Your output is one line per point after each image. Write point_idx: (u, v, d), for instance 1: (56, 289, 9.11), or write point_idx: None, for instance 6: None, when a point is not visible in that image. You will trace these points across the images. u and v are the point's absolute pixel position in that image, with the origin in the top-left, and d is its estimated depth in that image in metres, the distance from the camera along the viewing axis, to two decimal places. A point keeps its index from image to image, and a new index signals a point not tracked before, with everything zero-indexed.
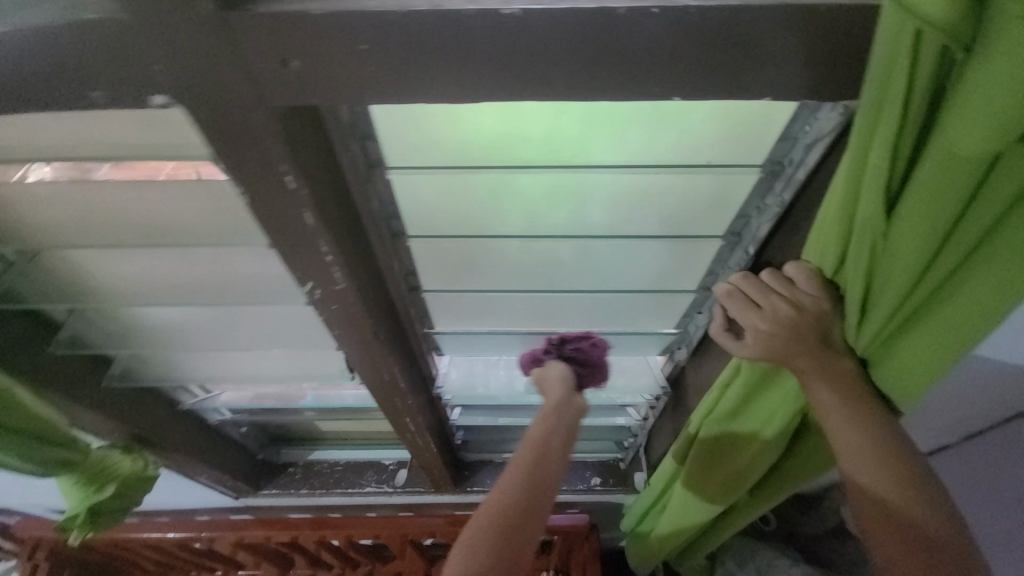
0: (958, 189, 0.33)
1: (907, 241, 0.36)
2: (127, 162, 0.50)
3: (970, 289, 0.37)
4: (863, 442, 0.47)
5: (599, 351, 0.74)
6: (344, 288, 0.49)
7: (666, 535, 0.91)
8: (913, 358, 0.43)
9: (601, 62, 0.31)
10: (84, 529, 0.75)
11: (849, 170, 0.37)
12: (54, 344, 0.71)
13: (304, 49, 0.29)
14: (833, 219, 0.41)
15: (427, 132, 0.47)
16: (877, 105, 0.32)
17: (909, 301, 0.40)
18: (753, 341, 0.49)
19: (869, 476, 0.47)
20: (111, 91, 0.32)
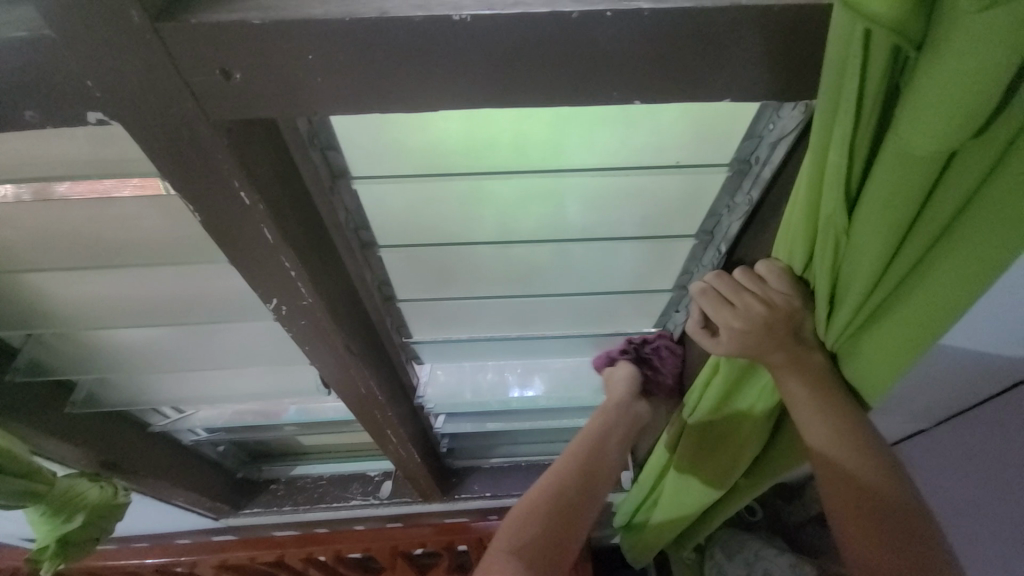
0: (914, 188, 0.33)
1: (868, 239, 0.37)
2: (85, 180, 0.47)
3: (931, 286, 0.37)
4: (832, 434, 0.47)
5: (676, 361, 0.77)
6: (312, 304, 0.47)
7: (661, 526, 0.92)
8: (879, 354, 0.44)
9: (560, 67, 0.30)
10: (54, 560, 0.71)
11: (812, 169, 0.37)
12: (11, 372, 0.67)
13: (247, 59, 0.28)
14: (799, 216, 0.41)
15: (391, 140, 0.45)
16: (833, 105, 0.32)
17: (873, 298, 0.40)
18: (727, 338, 0.50)
19: (839, 468, 0.48)
20: (45, 110, 0.30)
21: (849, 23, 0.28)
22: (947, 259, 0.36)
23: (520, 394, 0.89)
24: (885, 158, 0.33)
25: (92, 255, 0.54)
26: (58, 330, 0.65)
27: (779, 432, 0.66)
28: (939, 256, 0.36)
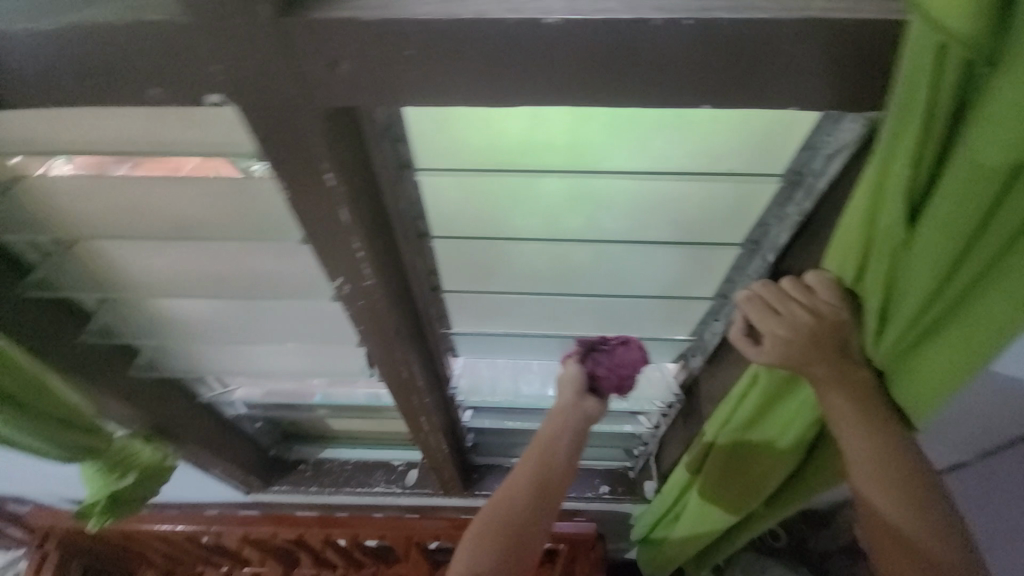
0: (980, 203, 0.34)
1: (928, 254, 0.37)
2: (148, 159, 0.55)
3: (991, 303, 0.38)
4: (871, 452, 0.47)
5: (628, 354, 0.63)
6: (371, 284, 0.51)
7: (682, 541, 0.91)
8: (930, 372, 0.43)
9: (637, 71, 0.32)
10: (104, 516, 0.77)
11: (872, 181, 0.38)
12: (84, 332, 0.72)
13: (350, 52, 0.31)
14: (854, 229, 0.41)
15: (457, 135, 0.48)
16: (901, 116, 0.33)
17: (928, 313, 0.41)
18: (769, 347, 0.49)
19: (880, 482, 0.48)
20: (168, 89, 0.34)
21: (925, 37, 0.29)
22: (1008, 276, 0.36)
23: (550, 393, 0.91)
24: (951, 173, 0.34)
25: (169, 228, 0.58)
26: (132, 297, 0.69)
27: (813, 450, 0.65)
28: (1001, 273, 0.36)
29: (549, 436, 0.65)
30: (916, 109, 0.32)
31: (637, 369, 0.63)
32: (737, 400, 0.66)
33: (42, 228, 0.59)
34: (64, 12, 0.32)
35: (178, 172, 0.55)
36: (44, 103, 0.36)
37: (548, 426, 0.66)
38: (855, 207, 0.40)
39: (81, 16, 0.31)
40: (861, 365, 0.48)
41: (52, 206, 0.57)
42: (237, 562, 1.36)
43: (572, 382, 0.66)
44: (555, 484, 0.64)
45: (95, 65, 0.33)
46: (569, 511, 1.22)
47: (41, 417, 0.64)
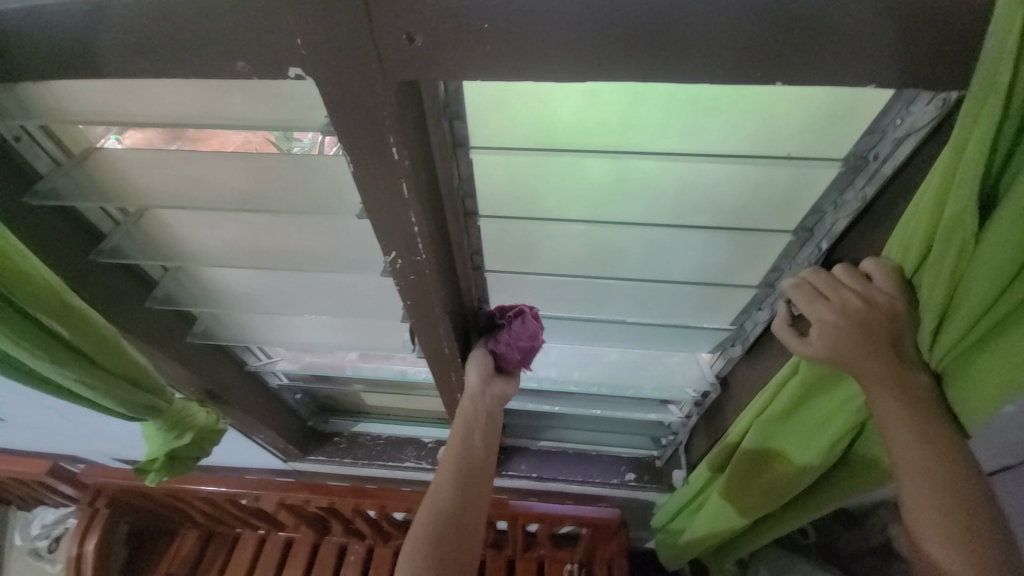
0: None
1: (1001, 247, 0.36)
2: (193, 136, 0.63)
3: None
4: (914, 454, 0.46)
5: (526, 329, 0.71)
6: (424, 260, 0.52)
7: (698, 537, 0.90)
8: (992, 373, 0.42)
9: (710, 48, 0.32)
10: (162, 472, 0.82)
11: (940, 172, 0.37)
12: (150, 299, 0.76)
13: (429, 27, 0.32)
14: (920, 225, 0.40)
15: (514, 113, 0.49)
16: (980, 104, 0.33)
17: (996, 311, 0.39)
18: (818, 338, 0.49)
19: (926, 488, 0.46)
20: (252, 62, 0.35)
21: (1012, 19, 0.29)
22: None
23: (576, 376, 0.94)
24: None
25: (232, 199, 0.60)
26: (181, 265, 0.70)
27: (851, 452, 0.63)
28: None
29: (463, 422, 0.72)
30: (996, 94, 0.32)
31: (534, 339, 0.71)
32: (774, 391, 0.65)
33: (110, 195, 0.60)
34: None
35: (223, 147, 0.63)
36: (133, 75, 0.38)
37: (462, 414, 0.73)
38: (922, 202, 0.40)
39: None
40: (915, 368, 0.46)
41: (122, 176, 0.60)
42: (272, 527, 1.43)
43: (480, 368, 0.73)
44: (480, 467, 0.70)
45: (186, 39, 0.35)
46: (594, 497, 1.23)
47: (115, 376, 0.64)
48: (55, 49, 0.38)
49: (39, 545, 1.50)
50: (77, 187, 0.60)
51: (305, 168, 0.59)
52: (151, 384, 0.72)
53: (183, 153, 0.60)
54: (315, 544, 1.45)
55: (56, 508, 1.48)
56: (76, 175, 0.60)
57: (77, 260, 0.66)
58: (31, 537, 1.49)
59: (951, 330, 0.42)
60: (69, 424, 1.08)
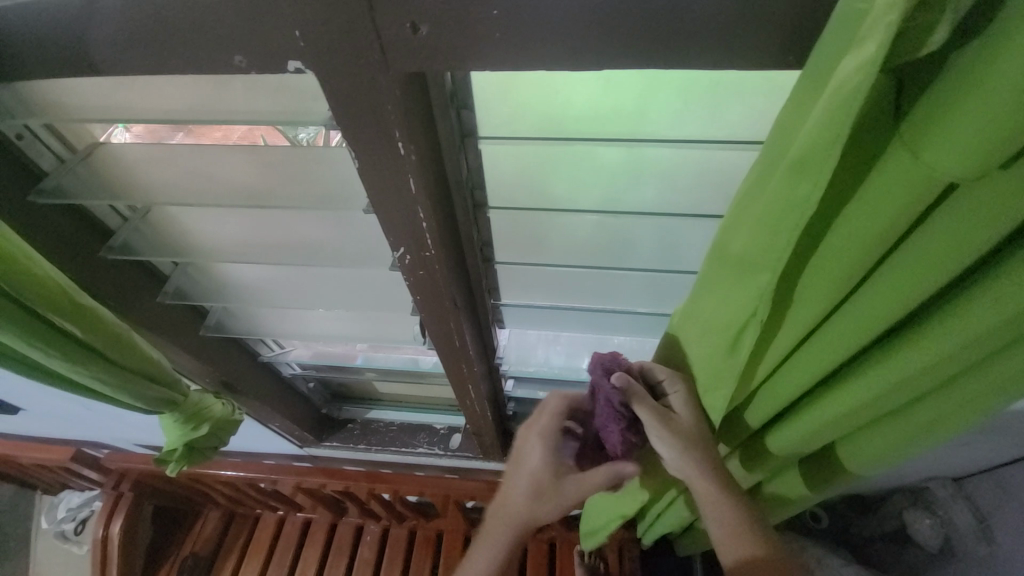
0: (898, 217, 0.29)
1: (828, 268, 0.33)
2: (198, 129, 0.62)
3: (868, 320, 0.35)
4: (714, 503, 0.55)
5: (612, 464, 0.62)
6: (432, 256, 0.51)
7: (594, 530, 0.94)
8: (803, 375, 0.43)
9: (737, 32, 0.29)
10: (181, 461, 0.83)
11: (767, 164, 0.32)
12: (162, 294, 0.76)
13: (434, 14, 0.30)
14: (746, 235, 0.35)
15: (524, 101, 0.47)
16: (825, 115, 0.25)
17: (801, 322, 0.38)
18: (681, 407, 0.53)
19: (719, 521, 0.55)
20: (250, 56, 0.33)
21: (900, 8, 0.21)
22: (896, 299, 0.33)
23: (579, 364, 0.92)
24: (891, 170, 0.28)
25: (236, 194, 0.59)
26: (191, 259, 0.70)
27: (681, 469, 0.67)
28: (881, 287, 0.33)
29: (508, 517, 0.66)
30: (833, 101, 0.24)
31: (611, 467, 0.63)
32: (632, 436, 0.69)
33: (117, 192, 0.59)
34: None
35: (224, 140, 0.62)
36: (130, 72, 0.36)
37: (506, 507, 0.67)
38: (755, 203, 0.33)
39: None
40: (726, 374, 0.45)
41: (126, 173, 0.59)
42: (291, 508, 1.48)
43: (569, 484, 0.62)
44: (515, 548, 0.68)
45: (179, 32, 0.33)
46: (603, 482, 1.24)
47: (128, 372, 0.64)
48: (49, 45, 0.36)
49: (66, 528, 1.56)
50: (84, 185, 0.59)
51: (311, 161, 0.58)
52: (170, 379, 0.73)
53: (187, 147, 0.60)
54: (332, 525, 1.49)
55: (82, 492, 1.54)
56: (82, 171, 0.59)
57: (88, 258, 0.65)
58: (59, 519, 1.56)
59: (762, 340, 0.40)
60: (92, 413, 1.11)
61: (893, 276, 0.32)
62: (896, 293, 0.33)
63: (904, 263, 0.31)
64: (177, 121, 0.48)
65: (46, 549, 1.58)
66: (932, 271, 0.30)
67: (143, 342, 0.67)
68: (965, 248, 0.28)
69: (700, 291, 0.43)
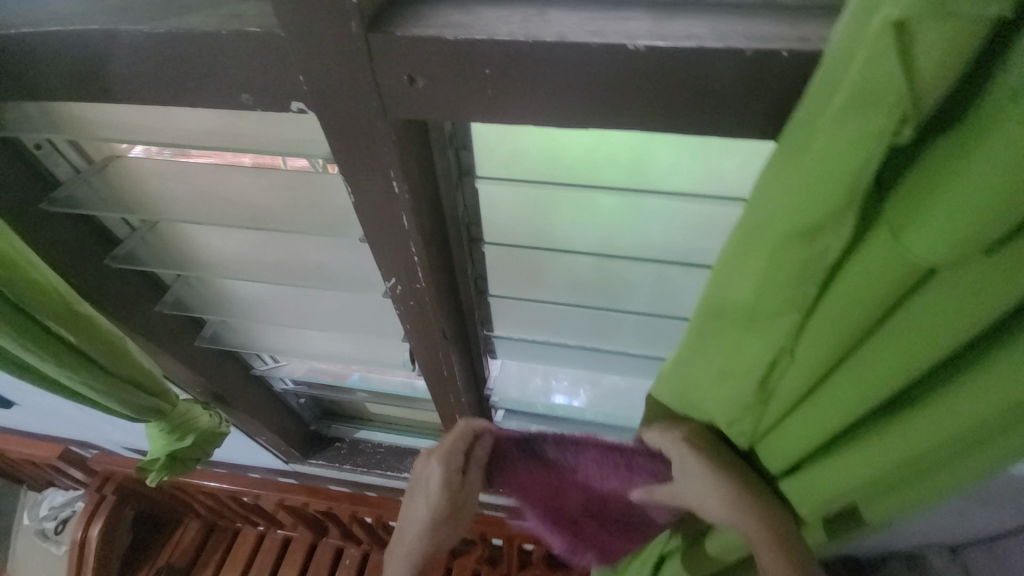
0: (886, 285, 0.29)
1: (821, 331, 0.33)
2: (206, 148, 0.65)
3: (860, 391, 0.35)
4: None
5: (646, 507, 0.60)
6: (423, 288, 0.52)
7: None
8: (799, 438, 0.41)
9: (719, 104, 0.30)
10: (162, 472, 0.82)
11: (748, 235, 0.31)
12: (161, 304, 0.77)
13: (430, 68, 0.31)
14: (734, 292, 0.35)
15: (522, 145, 0.48)
16: (811, 181, 0.26)
17: (792, 382, 0.38)
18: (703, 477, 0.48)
19: None
20: (256, 94, 0.35)
21: (871, 94, 0.22)
22: (895, 368, 0.32)
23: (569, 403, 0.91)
24: (875, 244, 0.28)
25: (239, 214, 0.60)
26: (199, 273, 0.71)
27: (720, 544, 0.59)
28: (878, 357, 0.33)
29: (408, 542, 0.62)
30: (822, 170, 0.25)
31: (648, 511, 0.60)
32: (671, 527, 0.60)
33: (128, 205, 0.61)
34: (164, 18, 0.33)
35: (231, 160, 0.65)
36: (142, 101, 0.38)
37: (405, 532, 0.62)
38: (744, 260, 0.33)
39: (178, 23, 0.33)
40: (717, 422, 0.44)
41: (136, 188, 0.61)
42: (272, 525, 1.45)
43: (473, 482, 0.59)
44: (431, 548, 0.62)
45: (187, 70, 0.34)
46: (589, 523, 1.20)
47: (119, 381, 0.65)
48: (66, 74, 0.37)
49: (46, 527, 1.55)
50: (96, 196, 0.61)
51: (314, 187, 0.60)
52: (159, 387, 0.72)
53: (198, 166, 0.62)
54: (312, 545, 1.46)
55: (66, 492, 1.54)
56: (96, 183, 0.62)
57: (93, 265, 0.67)
58: (40, 518, 1.55)
59: (752, 391, 0.40)
60: (84, 414, 1.11)
61: (881, 352, 0.32)
62: (893, 363, 0.32)
63: (893, 335, 0.31)
64: (190, 146, 0.51)
65: (22, 549, 1.56)
66: (926, 345, 0.30)
67: (138, 350, 0.67)
68: (961, 321, 0.28)
69: (678, 348, 0.42)
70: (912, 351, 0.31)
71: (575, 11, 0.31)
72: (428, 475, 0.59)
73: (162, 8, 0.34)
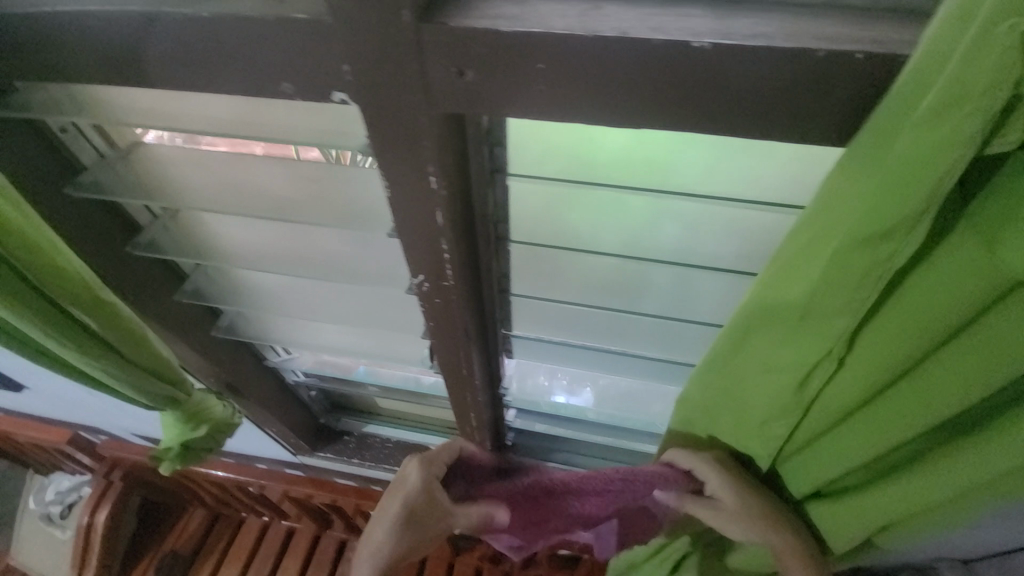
0: (963, 295, 0.31)
1: (888, 337, 0.34)
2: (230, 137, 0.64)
3: (920, 398, 0.36)
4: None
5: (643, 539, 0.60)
6: (451, 286, 0.51)
7: None
8: (843, 447, 0.42)
9: (781, 107, 0.29)
10: (175, 461, 0.81)
11: (818, 232, 0.31)
12: (179, 293, 0.77)
13: (481, 61, 0.31)
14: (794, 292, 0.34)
15: (557, 142, 0.47)
16: (902, 180, 0.27)
17: (847, 390, 0.38)
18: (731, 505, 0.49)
19: None
20: (297, 84, 0.34)
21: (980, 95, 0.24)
22: (961, 378, 0.33)
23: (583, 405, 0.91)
24: (956, 252, 0.30)
25: (263, 205, 0.60)
26: (218, 263, 0.71)
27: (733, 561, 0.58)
28: (944, 368, 0.34)
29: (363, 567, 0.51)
30: (916, 166, 0.26)
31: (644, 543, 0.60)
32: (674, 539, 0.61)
33: (152, 193, 0.60)
34: (207, 1, 0.32)
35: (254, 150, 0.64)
36: (178, 88, 0.37)
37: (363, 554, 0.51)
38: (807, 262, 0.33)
39: (222, 7, 0.32)
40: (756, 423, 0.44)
41: (161, 175, 0.61)
42: (276, 516, 1.45)
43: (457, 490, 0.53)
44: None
45: (227, 56, 0.34)
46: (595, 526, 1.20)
47: (139, 368, 0.64)
48: (102, 57, 0.37)
49: (51, 511, 1.55)
50: (120, 182, 0.60)
51: (340, 180, 0.59)
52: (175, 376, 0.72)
53: (222, 156, 0.61)
54: (315, 537, 1.46)
55: (72, 476, 1.54)
56: (120, 169, 0.61)
57: (114, 251, 0.66)
58: (46, 502, 1.56)
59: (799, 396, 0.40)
60: (95, 400, 1.11)
61: (947, 362, 0.33)
62: (961, 373, 0.33)
63: (960, 346, 0.33)
64: (219, 134, 0.50)
65: (26, 531, 1.57)
66: (994, 357, 0.32)
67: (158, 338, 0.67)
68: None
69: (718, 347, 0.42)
70: (979, 361, 0.32)
71: (632, 5, 0.29)
72: (405, 475, 0.52)
73: None
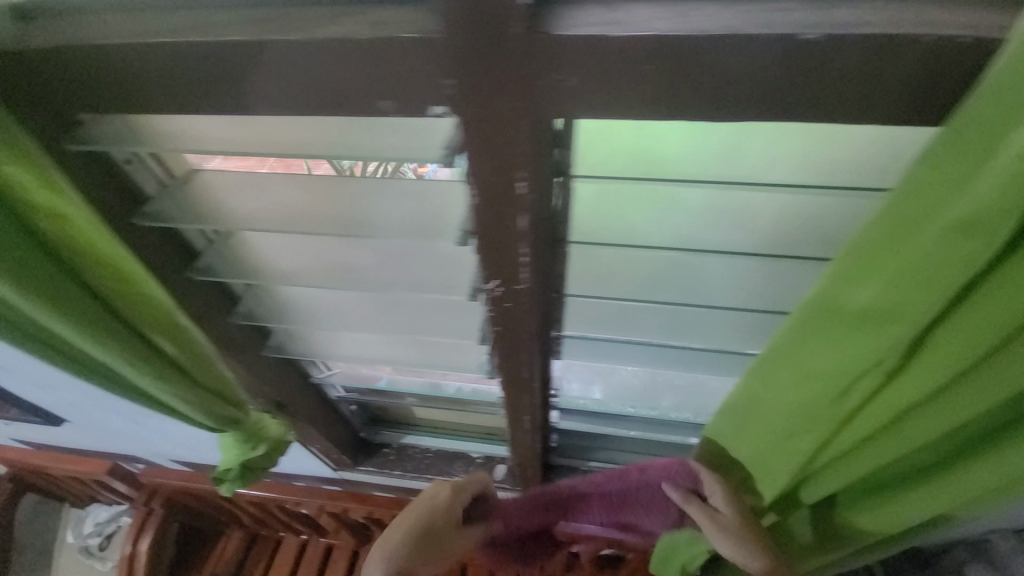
0: None
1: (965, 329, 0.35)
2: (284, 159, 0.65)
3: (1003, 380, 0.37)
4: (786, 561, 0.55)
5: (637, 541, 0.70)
6: (524, 289, 0.52)
7: None
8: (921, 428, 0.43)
9: (881, 92, 0.30)
10: (235, 481, 0.82)
11: (895, 231, 0.33)
12: (234, 314, 0.78)
13: (584, 66, 0.32)
14: (872, 289, 0.36)
15: (621, 140, 0.49)
16: (998, 182, 0.28)
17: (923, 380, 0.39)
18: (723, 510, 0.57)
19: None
20: (396, 100, 0.35)
21: None
22: None
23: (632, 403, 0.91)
24: None
25: (320, 221, 0.60)
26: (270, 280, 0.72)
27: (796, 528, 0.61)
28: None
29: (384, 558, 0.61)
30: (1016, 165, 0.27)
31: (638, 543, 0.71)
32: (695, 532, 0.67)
33: (213, 218, 0.61)
34: (310, 27, 0.34)
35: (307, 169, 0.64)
36: (274, 113, 0.38)
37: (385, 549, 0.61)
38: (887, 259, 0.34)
39: (327, 32, 0.33)
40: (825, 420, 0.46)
41: (220, 200, 0.62)
42: (314, 533, 1.45)
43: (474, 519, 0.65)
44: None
45: (329, 79, 0.35)
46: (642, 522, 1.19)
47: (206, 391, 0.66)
48: (199, 89, 0.38)
49: (90, 543, 1.56)
50: (181, 210, 0.61)
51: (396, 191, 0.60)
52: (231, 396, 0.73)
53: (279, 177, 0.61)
54: (355, 552, 1.46)
55: (109, 507, 1.54)
56: (181, 196, 0.62)
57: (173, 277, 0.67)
58: (84, 534, 1.56)
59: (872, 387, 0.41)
60: (138, 429, 1.12)
61: None
62: None
63: None
64: (288, 155, 0.51)
65: (67, 565, 1.58)
66: None
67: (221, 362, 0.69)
68: None
69: (778, 343, 0.44)
70: None
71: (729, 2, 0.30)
72: (435, 494, 0.64)
73: (303, 18, 0.34)
